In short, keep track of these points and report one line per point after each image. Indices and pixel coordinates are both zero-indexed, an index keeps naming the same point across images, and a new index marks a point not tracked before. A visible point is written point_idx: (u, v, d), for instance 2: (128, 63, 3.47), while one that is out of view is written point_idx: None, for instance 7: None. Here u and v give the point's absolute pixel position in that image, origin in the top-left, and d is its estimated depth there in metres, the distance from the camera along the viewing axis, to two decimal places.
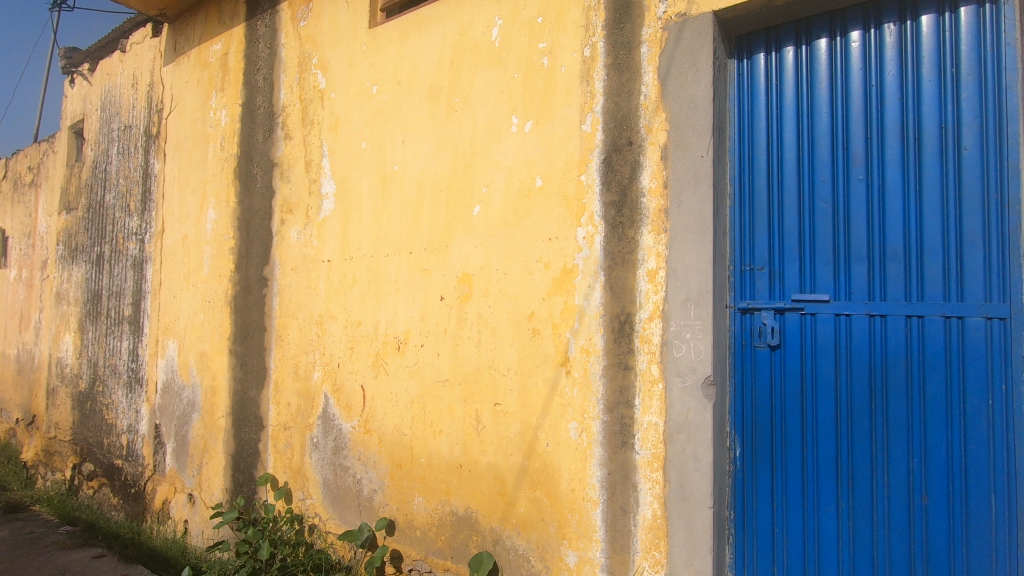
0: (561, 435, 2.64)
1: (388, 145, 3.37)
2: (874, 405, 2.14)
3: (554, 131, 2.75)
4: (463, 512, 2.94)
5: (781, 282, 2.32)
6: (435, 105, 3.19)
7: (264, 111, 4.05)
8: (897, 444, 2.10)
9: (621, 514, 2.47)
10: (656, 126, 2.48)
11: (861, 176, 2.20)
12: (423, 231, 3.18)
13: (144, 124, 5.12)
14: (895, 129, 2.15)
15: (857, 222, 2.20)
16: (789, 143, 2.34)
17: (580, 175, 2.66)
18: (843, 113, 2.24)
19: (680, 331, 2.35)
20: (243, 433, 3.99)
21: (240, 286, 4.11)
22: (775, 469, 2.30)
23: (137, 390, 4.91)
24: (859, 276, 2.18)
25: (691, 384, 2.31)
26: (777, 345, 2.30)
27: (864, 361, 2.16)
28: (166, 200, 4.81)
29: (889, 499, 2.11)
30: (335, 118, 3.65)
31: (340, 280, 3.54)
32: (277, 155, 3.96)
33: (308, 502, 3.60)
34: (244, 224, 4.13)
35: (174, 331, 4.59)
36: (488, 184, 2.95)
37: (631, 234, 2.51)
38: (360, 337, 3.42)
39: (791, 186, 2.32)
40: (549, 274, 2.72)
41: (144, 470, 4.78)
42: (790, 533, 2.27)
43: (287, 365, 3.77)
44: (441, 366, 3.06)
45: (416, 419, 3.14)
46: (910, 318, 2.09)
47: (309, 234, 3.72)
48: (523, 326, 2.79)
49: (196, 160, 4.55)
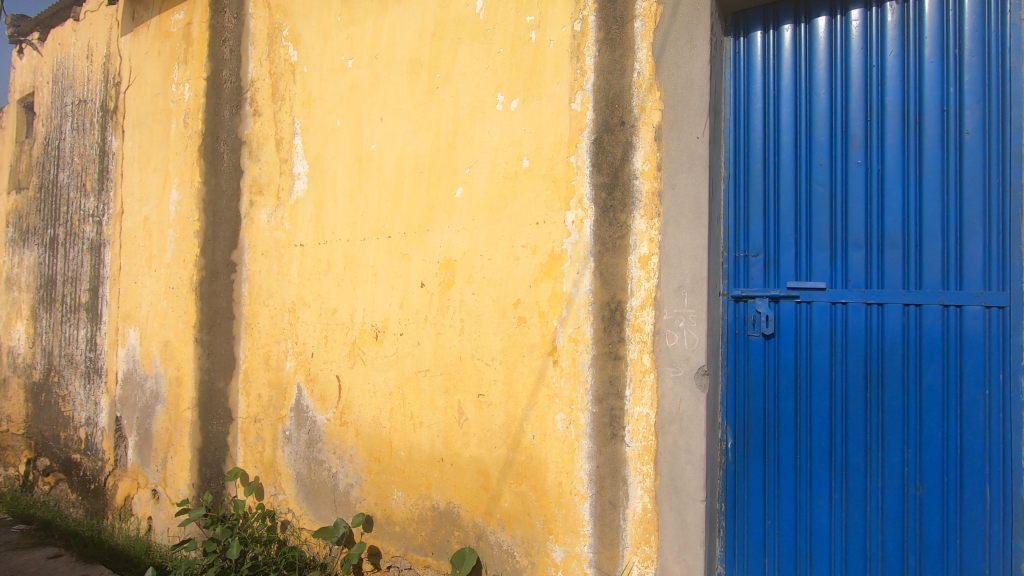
0: (548, 427, 2.55)
1: (365, 124, 3.19)
2: (870, 396, 2.09)
3: (542, 109, 2.62)
4: (444, 507, 2.83)
5: (776, 270, 2.25)
6: (415, 82, 3.03)
7: (231, 85, 3.83)
8: (891, 436, 2.06)
9: (610, 508, 2.39)
10: (649, 105, 2.37)
11: (860, 160, 2.13)
12: (403, 215, 3.02)
13: (100, 99, 4.80)
14: (896, 112, 2.09)
15: (855, 209, 2.14)
16: (786, 125, 2.25)
17: (570, 155, 2.54)
18: (842, 95, 2.17)
19: (674, 319, 2.28)
20: (211, 426, 3.80)
21: (206, 271, 3.89)
22: (767, 461, 2.25)
23: (95, 381, 4.64)
24: (856, 263, 2.12)
25: (684, 373, 2.25)
26: (771, 334, 2.24)
27: (860, 350, 2.10)
28: (126, 179, 4.52)
29: (883, 491, 2.07)
30: (308, 94, 3.44)
31: (314, 265, 3.36)
32: (245, 132, 3.74)
33: (280, 498, 3.44)
34: (210, 206, 3.90)
35: (135, 319, 4.34)
36: (471, 165, 2.80)
37: (622, 219, 2.41)
38: (335, 325, 3.26)
39: (787, 170, 2.24)
40: (536, 260, 2.61)
41: (104, 464, 4.53)
42: (781, 526, 2.22)
43: (257, 355, 3.59)
44: (421, 355, 2.93)
45: (395, 411, 3.01)
46: (907, 306, 2.04)
47: (280, 217, 3.52)
48: (509, 313, 2.67)
49: (158, 137, 4.29)
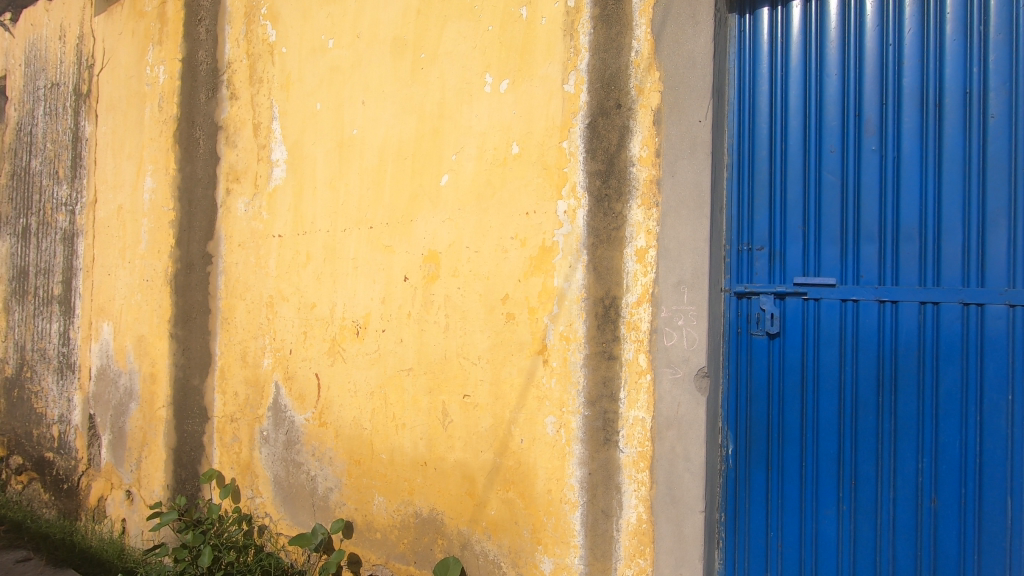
0: (537, 431, 2.39)
1: (346, 107, 3.01)
2: (882, 401, 1.95)
3: (533, 91, 2.45)
4: (427, 514, 2.67)
5: (783, 264, 2.09)
6: (399, 62, 2.85)
7: (207, 67, 3.63)
8: (905, 444, 1.92)
9: (603, 518, 2.25)
10: (648, 86, 2.22)
11: (874, 146, 1.98)
12: (385, 204, 2.85)
13: (73, 82, 4.58)
14: (913, 95, 1.94)
15: (869, 199, 1.98)
16: (794, 109, 2.09)
17: (562, 141, 2.38)
18: (855, 76, 2.01)
19: (672, 316, 2.15)
20: (186, 425, 3.63)
21: (181, 263, 3.70)
22: (771, 468, 2.10)
23: (69, 377, 4.44)
24: (869, 258, 1.97)
25: (683, 375, 2.12)
26: (776, 333, 2.08)
27: (872, 351, 1.96)
28: (100, 166, 4.31)
29: (895, 502, 1.93)
30: (286, 76, 3.25)
31: (292, 257, 3.18)
32: (221, 117, 3.55)
33: (258, 501, 3.28)
34: (185, 194, 3.71)
35: (108, 313, 4.15)
36: (458, 151, 2.63)
37: (617, 209, 2.26)
38: (314, 321, 3.09)
39: (796, 157, 2.08)
40: (525, 252, 2.45)
41: (77, 464, 4.33)
42: (785, 538, 2.08)
43: (233, 351, 3.42)
44: (404, 353, 2.76)
45: (377, 411, 2.84)
46: (924, 304, 1.90)
47: (258, 206, 3.34)
48: (496, 309, 2.51)
49: (132, 122, 4.08)
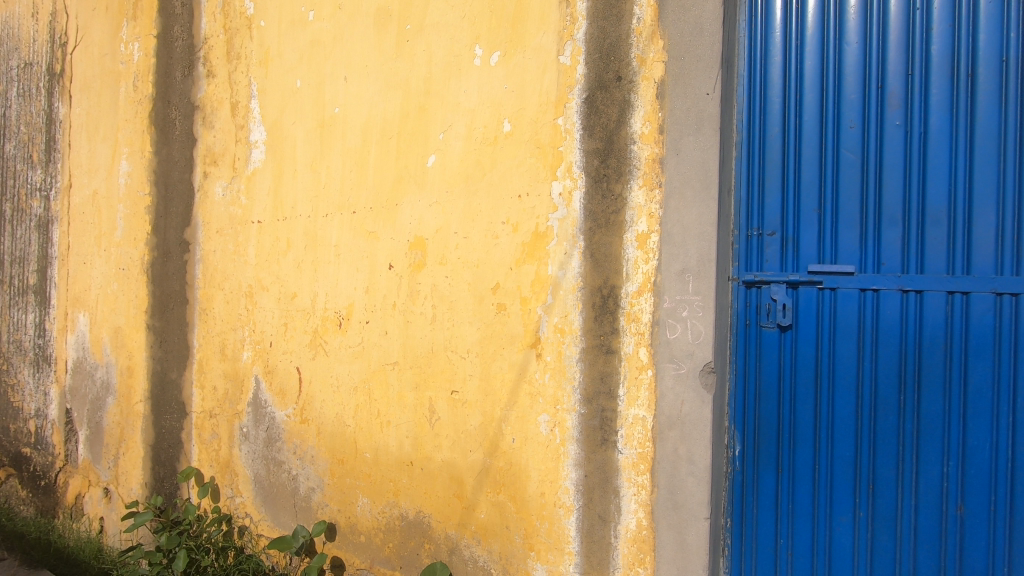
0: (529, 430, 2.23)
1: (327, 84, 2.82)
2: (904, 399, 1.79)
3: (525, 64, 2.27)
4: (413, 517, 2.52)
5: (796, 251, 1.90)
6: (383, 35, 2.65)
7: (183, 43, 3.43)
8: (929, 447, 1.77)
9: (600, 523, 2.10)
10: (651, 57, 2.05)
11: (898, 121, 1.81)
12: (369, 186, 2.67)
13: (46, 61, 4.28)
14: (943, 64, 1.78)
15: (891, 179, 1.81)
16: (810, 80, 1.90)
17: (557, 117, 2.20)
18: (878, 44, 1.84)
19: (675, 307, 1.99)
20: (164, 421, 3.46)
21: (157, 251, 3.50)
22: (781, 471, 1.92)
23: (45, 370, 4.23)
24: (892, 243, 1.81)
25: (687, 371, 1.97)
26: (788, 325, 1.90)
27: (894, 345, 1.80)
28: (74, 150, 4.10)
29: (918, 509, 1.78)
30: (265, 51, 3.06)
31: (272, 244, 3.00)
32: (198, 96, 3.36)
33: (238, 501, 3.13)
34: (161, 177, 3.50)
35: (85, 304, 3.96)
36: (445, 130, 2.45)
37: (617, 191, 2.09)
38: (295, 312, 2.91)
39: (811, 133, 1.89)
40: (517, 238, 2.27)
41: (54, 460, 4.13)
42: (796, 546, 1.91)
43: (212, 344, 3.25)
44: (389, 347, 2.59)
45: (361, 408, 2.68)
46: (952, 294, 1.75)
47: (236, 190, 3.16)
48: (486, 300, 2.34)
49: (107, 103, 3.87)
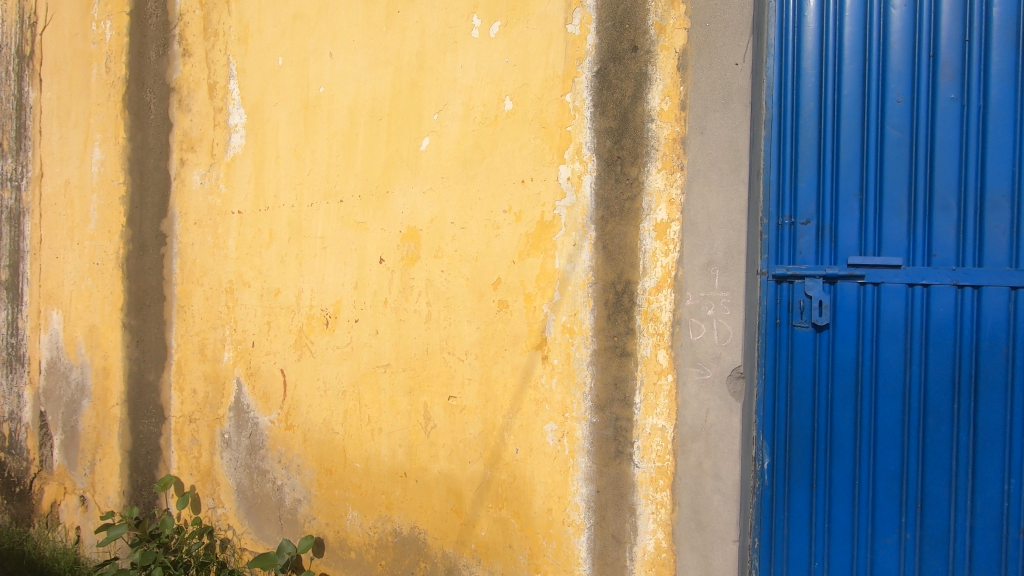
0: (534, 439, 2.03)
1: (311, 61, 2.59)
2: (959, 408, 1.60)
3: (529, 35, 2.05)
4: (408, 533, 2.32)
5: (834, 241, 1.69)
6: (371, 6, 2.42)
7: (158, 20, 3.18)
8: (988, 462, 1.59)
9: (613, 544, 1.91)
10: (671, 24, 1.84)
11: (953, 94, 1.61)
12: (358, 172, 2.44)
13: (14, 41, 3.97)
14: (1006, 28, 1.57)
15: (945, 160, 1.61)
16: (851, 48, 1.68)
17: (564, 94, 1.98)
18: (930, 7, 1.63)
19: (699, 305, 1.78)
20: (142, 425, 3.24)
21: (132, 243, 3.26)
22: (816, 486, 1.72)
23: (17, 370, 3.95)
24: (946, 233, 1.61)
25: (713, 376, 1.77)
26: (824, 325, 1.69)
27: (947, 347, 1.60)
28: (46, 137, 3.82)
29: (973, 531, 1.60)
30: (244, 27, 2.82)
31: (254, 236, 2.77)
32: (174, 77, 3.11)
33: (220, 512, 2.92)
34: (135, 165, 3.26)
35: (58, 301, 3.70)
36: (440, 110, 2.23)
37: (632, 175, 1.88)
38: (279, 309, 2.69)
39: (852, 108, 1.68)
40: (520, 229, 2.06)
41: (28, 466, 3.87)
42: (833, 570, 1.71)
43: (191, 344, 3.03)
44: (380, 348, 2.38)
45: (350, 414, 2.47)
46: (1014, 291, 1.56)
47: (215, 178, 2.93)
48: (486, 296, 2.13)
49: (78, 86, 3.60)
